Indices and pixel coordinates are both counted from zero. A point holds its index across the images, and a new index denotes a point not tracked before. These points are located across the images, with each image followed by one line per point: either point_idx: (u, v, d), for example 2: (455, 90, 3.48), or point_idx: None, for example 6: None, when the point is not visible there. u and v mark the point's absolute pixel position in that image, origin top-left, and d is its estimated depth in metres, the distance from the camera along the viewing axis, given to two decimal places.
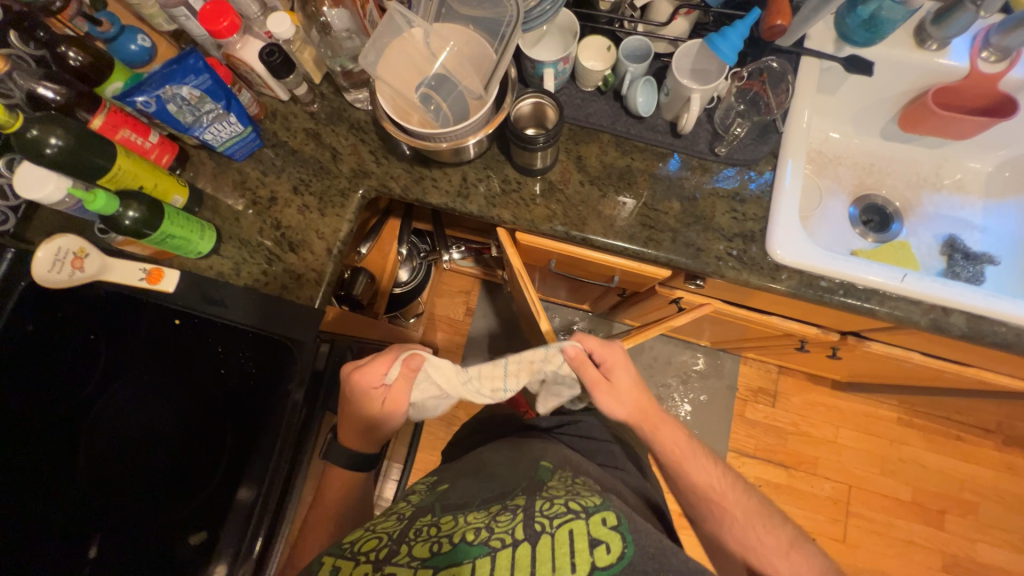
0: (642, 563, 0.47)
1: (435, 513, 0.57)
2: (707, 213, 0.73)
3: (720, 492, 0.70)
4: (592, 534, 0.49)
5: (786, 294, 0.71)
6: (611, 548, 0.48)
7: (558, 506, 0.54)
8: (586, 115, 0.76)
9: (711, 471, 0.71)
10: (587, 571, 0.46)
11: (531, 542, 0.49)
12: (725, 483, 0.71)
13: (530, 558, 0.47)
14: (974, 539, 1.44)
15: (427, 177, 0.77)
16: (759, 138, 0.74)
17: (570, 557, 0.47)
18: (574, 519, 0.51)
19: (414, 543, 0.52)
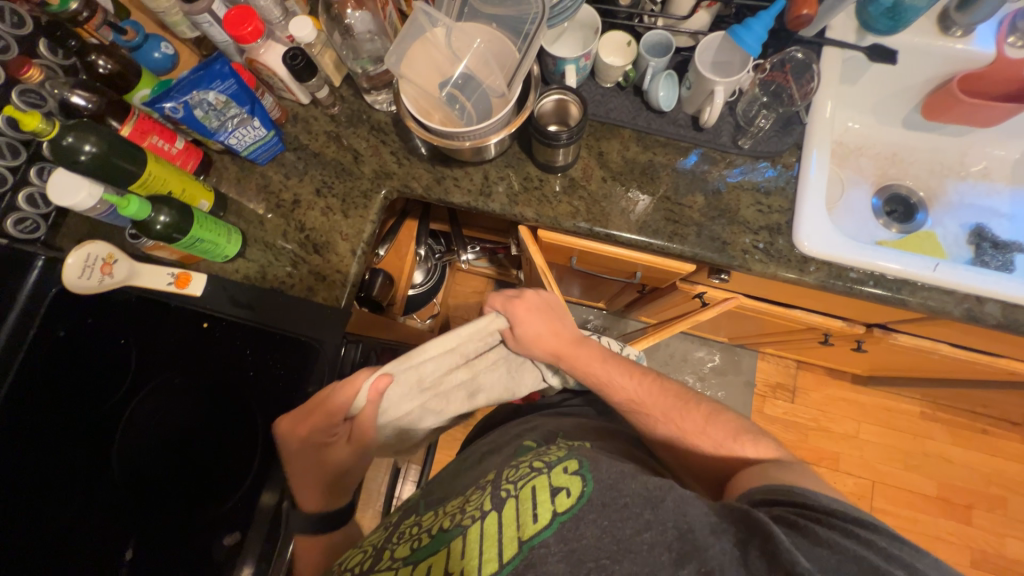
0: (600, 496, 0.47)
1: (418, 514, 0.58)
2: (732, 206, 0.72)
3: (647, 403, 0.68)
4: (552, 484, 0.49)
5: (814, 286, 0.70)
6: (570, 492, 0.48)
7: (523, 469, 0.53)
8: (607, 110, 0.76)
9: (632, 386, 0.69)
10: (550, 518, 0.46)
11: (498, 510, 0.49)
12: (650, 394, 0.69)
13: (497, 523, 0.47)
14: (1003, 534, 1.41)
15: (449, 176, 0.77)
16: (783, 130, 0.74)
17: (533, 507, 0.47)
18: (536, 476, 0.51)
19: (397, 546, 0.52)
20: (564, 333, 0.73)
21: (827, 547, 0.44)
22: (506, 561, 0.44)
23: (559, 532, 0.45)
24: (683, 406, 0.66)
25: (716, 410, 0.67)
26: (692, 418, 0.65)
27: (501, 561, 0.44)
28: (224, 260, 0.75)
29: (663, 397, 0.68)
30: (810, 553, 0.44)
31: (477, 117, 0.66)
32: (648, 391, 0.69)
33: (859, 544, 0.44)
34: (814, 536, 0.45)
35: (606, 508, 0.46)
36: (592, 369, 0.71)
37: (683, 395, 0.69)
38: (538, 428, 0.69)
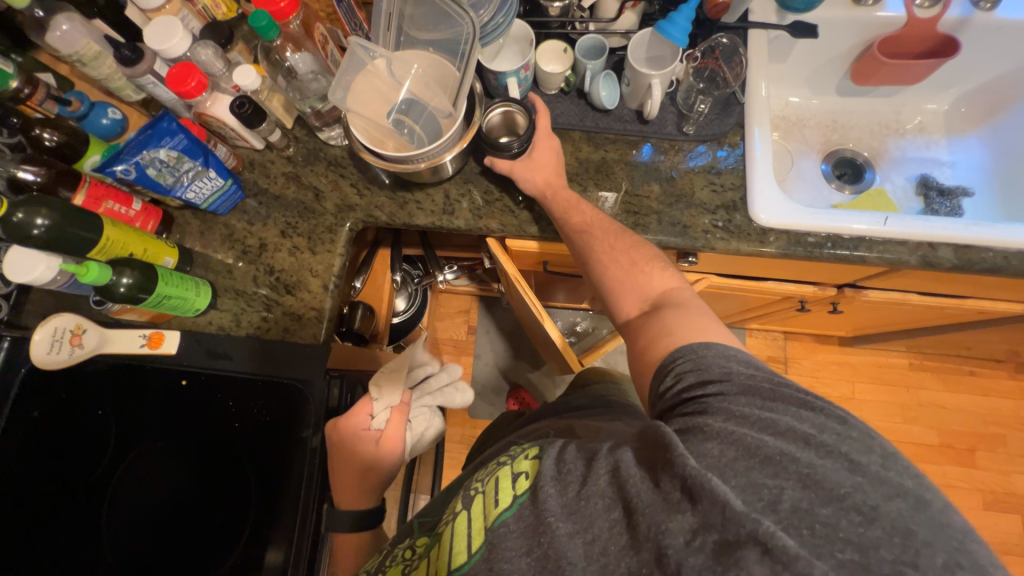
0: (552, 469, 0.48)
1: (413, 536, 0.60)
2: (687, 191, 0.74)
3: (597, 227, 0.68)
4: (514, 469, 0.51)
5: (778, 255, 0.72)
6: (530, 474, 0.49)
7: (491, 467, 0.55)
8: (554, 117, 0.78)
9: (589, 214, 0.69)
10: (510, 501, 0.47)
11: (467, 508, 0.50)
12: (601, 221, 0.69)
13: (466, 520, 0.49)
14: (1010, 471, 1.44)
15: (410, 200, 0.78)
16: (723, 111, 0.76)
17: (495, 494, 0.49)
18: (501, 467, 0.52)
19: (390, 567, 0.56)
20: (557, 172, 0.71)
21: (710, 440, 0.43)
22: (474, 551, 0.46)
23: (519, 511, 0.46)
24: (598, 227, 0.68)
25: (646, 245, 0.68)
26: (621, 239, 0.67)
27: (468, 550, 0.46)
28: (196, 314, 0.75)
29: (607, 221, 0.69)
30: (698, 451, 0.43)
31: (429, 136, 0.69)
32: (599, 218, 0.69)
33: (736, 424, 0.44)
34: (715, 435, 0.44)
35: (555, 477, 0.47)
36: (562, 194, 0.69)
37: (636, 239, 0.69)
38: (540, 429, 0.73)
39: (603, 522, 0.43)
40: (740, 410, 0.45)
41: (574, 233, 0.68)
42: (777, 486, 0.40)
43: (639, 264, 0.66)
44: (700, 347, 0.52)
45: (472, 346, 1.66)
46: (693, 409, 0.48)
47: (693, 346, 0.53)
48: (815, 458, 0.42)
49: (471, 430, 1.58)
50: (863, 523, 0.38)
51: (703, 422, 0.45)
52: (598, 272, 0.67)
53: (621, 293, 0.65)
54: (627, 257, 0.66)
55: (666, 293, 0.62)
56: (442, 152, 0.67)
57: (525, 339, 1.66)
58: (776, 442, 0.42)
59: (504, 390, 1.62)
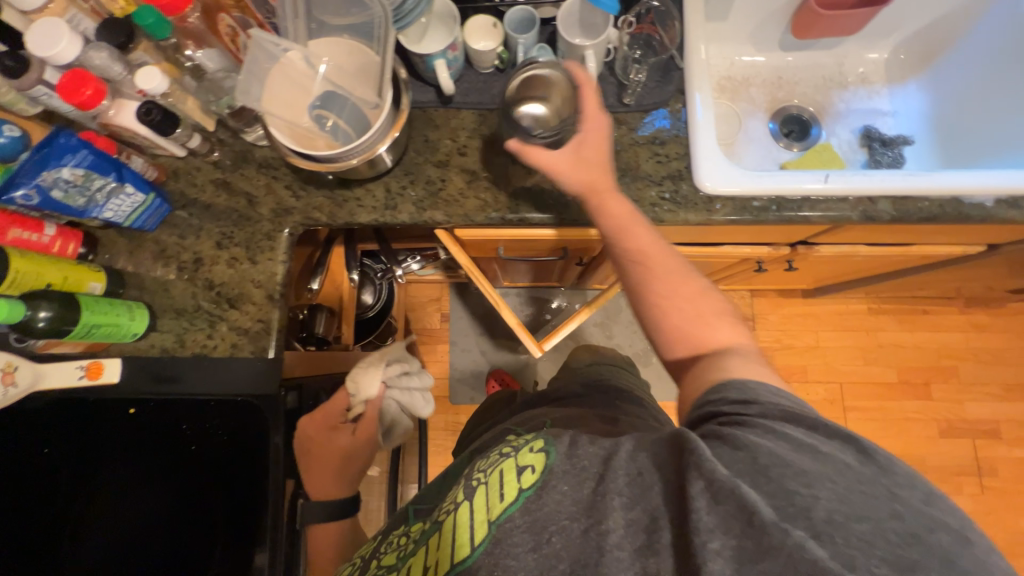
0: (561, 464, 0.49)
1: (407, 523, 0.62)
2: (632, 164, 0.73)
3: (653, 258, 0.63)
4: (519, 463, 0.51)
5: (726, 222, 0.72)
6: (535, 468, 0.49)
7: (493, 457, 0.54)
8: (492, 96, 0.75)
9: (648, 239, 0.64)
10: (516, 496, 0.48)
11: (469, 499, 0.51)
12: (658, 249, 0.64)
13: (468, 511, 0.49)
14: (961, 400, 1.55)
15: (350, 198, 0.74)
16: (663, 78, 0.74)
17: (501, 488, 0.49)
18: (504, 460, 0.52)
19: (385, 554, 0.59)
20: (604, 170, 0.66)
21: (743, 449, 0.45)
22: (477, 543, 0.47)
23: (524, 505, 0.47)
24: (647, 257, 0.63)
25: (712, 292, 0.62)
26: (688, 286, 0.61)
27: (472, 545, 0.47)
28: (136, 339, 0.71)
29: (669, 256, 0.64)
30: (728, 458, 0.45)
31: (359, 126, 0.65)
32: (657, 245, 0.64)
33: (770, 437, 0.46)
34: (745, 446, 0.45)
35: (566, 474, 0.48)
36: (609, 204, 0.64)
37: (690, 271, 0.63)
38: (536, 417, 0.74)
39: (619, 518, 0.44)
40: (786, 433, 0.46)
41: (618, 258, 0.65)
42: (810, 494, 0.41)
43: (703, 316, 0.60)
44: (758, 387, 0.50)
45: (447, 334, 1.66)
46: (730, 422, 0.49)
47: (748, 381, 0.51)
48: (852, 483, 0.42)
49: (455, 416, 1.60)
50: (883, 539, 0.39)
51: (738, 433, 0.46)
52: (652, 312, 0.62)
53: (683, 347, 0.60)
54: (692, 305, 0.60)
55: (729, 349, 0.57)
56: (377, 141, 0.64)
57: (500, 322, 1.66)
58: (813, 464, 0.43)
59: (483, 373, 1.63)
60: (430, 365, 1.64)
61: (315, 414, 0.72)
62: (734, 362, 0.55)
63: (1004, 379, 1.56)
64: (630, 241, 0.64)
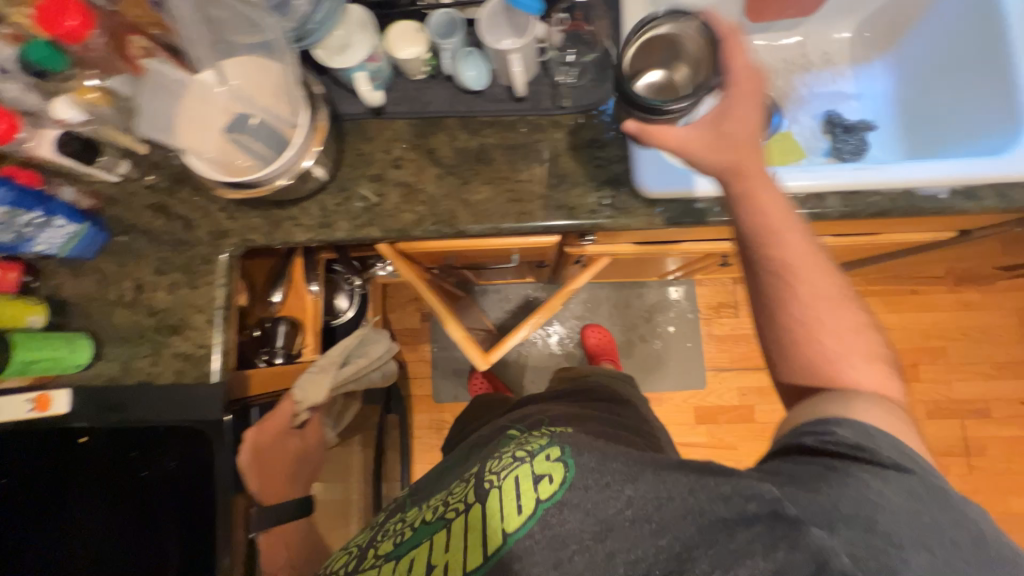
0: (580, 479, 0.56)
1: (406, 510, 0.72)
2: (570, 169, 0.70)
3: (803, 275, 0.54)
4: (536, 472, 0.59)
5: (669, 225, 0.70)
6: (551, 479, 0.57)
7: (507, 460, 0.62)
8: (424, 105, 0.72)
9: (801, 250, 0.55)
10: (535, 508, 0.56)
11: (482, 501, 0.60)
12: (813, 265, 0.55)
13: (482, 512, 0.59)
14: (949, 379, 1.52)
15: (285, 217, 0.73)
16: (600, 77, 0.71)
17: (519, 498, 0.57)
18: (519, 466, 0.60)
19: (381, 543, 0.67)
20: (754, 149, 0.56)
21: (836, 496, 0.45)
22: (496, 547, 0.56)
23: (542, 518, 0.55)
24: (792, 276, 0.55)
25: (869, 326, 0.56)
26: (844, 316, 0.54)
27: (485, 552, 0.57)
28: (80, 369, 0.71)
29: (828, 276, 0.55)
30: (799, 500, 0.46)
31: (278, 140, 0.63)
32: (812, 259, 0.55)
33: (867, 490, 0.45)
34: (828, 490, 0.46)
35: (588, 490, 0.55)
36: (766, 205, 0.55)
37: (845, 296, 0.55)
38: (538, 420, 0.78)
39: (649, 546, 0.51)
40: (885, 493, 0.45)
41: (748, 258, 0.57)
42: (903, 558, 0.42)
43: (848, 353, 0.54)
44: (878, 432, 0.49)
45: (428, 333, 1.66)
46: (831, 462, 0.48)
47: (867, 427, 0.49)
48: (942, 554, 0.43)
49: (439, 414, 1.61)
50: None
51: (843, 477, 0.46)
52: (793, 335, 0.55)
53: (811, 376, 0.55)
54: (840, 341, 0.54)
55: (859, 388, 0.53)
56: (297, 155, 0.62)
57: None
58: (908, 533, 0.44)
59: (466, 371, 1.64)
60: (413, 364, 1.65)
61: (263, 424, 0.74)
62: (876, 412, 0.51)
63: (994, 357, 1.53)
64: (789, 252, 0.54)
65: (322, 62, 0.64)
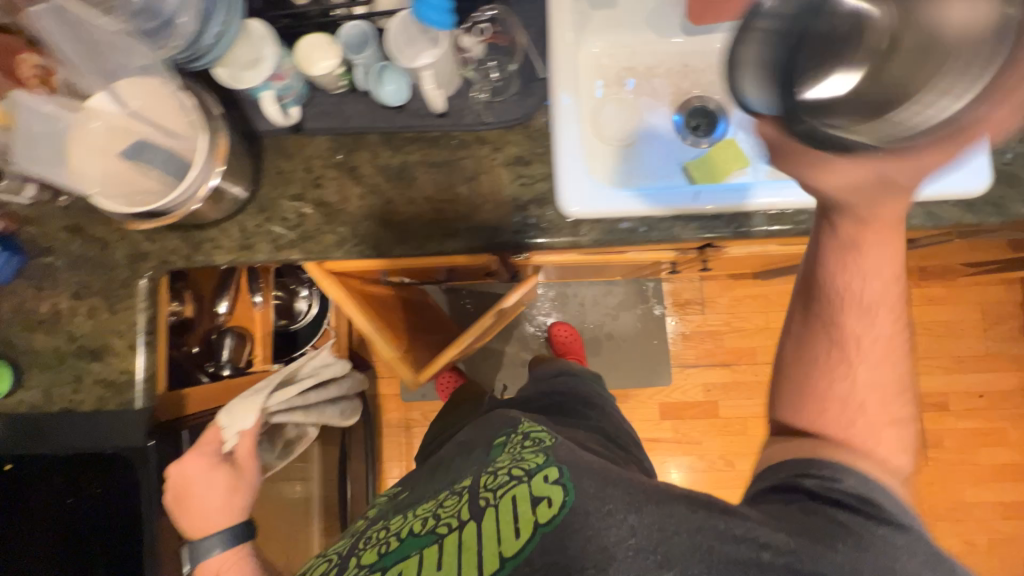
0: (581, 505, 0.51)
1: (387, 519, 0.66)
2: (494, 188, 0.68)
3: (867, 348, 0.50)
4: (534, 494, 0.54)
5: (596, 245, 0.68)
6: (550, 503, 0.52)
7: (502, 478, 0.58)
8: (343, 119, 0.69)
9: (882, 326, 0.50)
10: (534, 532, 0.51)
11: (477, 520, 0.54)
12: (887, 345, 0.50)
13: (474, 534, 0.53)
14: None
15: (205, 239, 0.71)
16: (525, 90, 0.68)
17: (513, 525, 0.53)
18: (517, 485, 0.56)
19: (363, 553, 0.59)
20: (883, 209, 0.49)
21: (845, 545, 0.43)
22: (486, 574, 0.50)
23: (542, 544, 0.50)
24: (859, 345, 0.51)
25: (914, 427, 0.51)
26: (900, 406, 0.50)
27: None
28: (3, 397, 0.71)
29: (896, 361, 0.51)
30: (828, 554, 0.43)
31: (180, 162, 0.60)
32: (888, 339, 0.50)
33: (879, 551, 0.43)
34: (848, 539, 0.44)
35: (588, 517, 0.50)
36: (870, 260, 0.48)
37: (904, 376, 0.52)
38: (505, 418, 0.76)
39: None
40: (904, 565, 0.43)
41: (823, 307, 0.52)
42: None
43: (889, 429, 0.50)
44: (880, 490, 0.47)
45: None
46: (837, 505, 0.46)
47: (880, 488, 0.47)
48: None
49: (407, 413, 1.61)
50: None
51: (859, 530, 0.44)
52: (843, 390, 0.51)
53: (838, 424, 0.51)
54: (886, 416, 0.50)
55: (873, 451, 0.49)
56: (200, 178, 0.59)
57: None
58: None
59: None
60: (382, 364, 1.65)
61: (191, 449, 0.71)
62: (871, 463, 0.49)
63: (960, 352, 1.50)
64: (851, 322, 0.50)
65: (229, 83, 0.62)
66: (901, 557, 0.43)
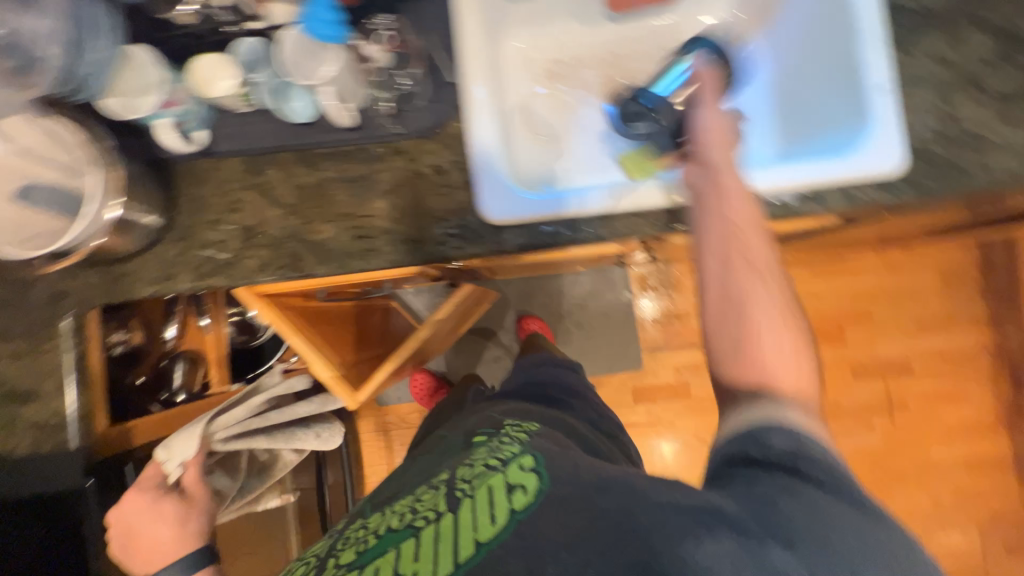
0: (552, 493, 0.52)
1: (365, 517, 0.65)
2: (413, 200, 0.67)
3: (756, 274, 0.54)
4: (510, 480, 0.55)
5: (521, 250, 0.68)
6: (525, 488, 0.54)
7: (479, 467, 0.59)
8: (254, 139, 0.67)
9: (761, 254, 0.54)
10: (508, 518, 0.52)
11: (453, 511, 0.54)
12: (770, 271, 0.54)
13: (451, 524, 0.53)
14: (875, 340, 1.52)
15: (124, 272, 0.69)
16: (436, 98, 0.67)
17: (490, 511, 0.53)
18: (492, 475, 0.57)
19: (340, 552, 0.58)
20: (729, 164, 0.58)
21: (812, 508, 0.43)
22: (461, 562, 0.50)
23: (518, 530, 0.50)
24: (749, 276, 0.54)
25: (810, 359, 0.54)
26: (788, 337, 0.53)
27: (456, 562, 0.50)
28: None
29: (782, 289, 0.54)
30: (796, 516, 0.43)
31: (81, 196, 0.58)
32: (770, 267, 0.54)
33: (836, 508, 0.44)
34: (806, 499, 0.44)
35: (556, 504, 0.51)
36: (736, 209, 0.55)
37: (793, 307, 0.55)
38: (486, 416, 0.78)
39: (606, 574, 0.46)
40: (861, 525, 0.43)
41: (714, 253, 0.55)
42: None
43: (785, 362, 0.52)
44: (812, 442, 0.47)
45: None
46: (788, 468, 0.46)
47: (800, 426, 0.48)
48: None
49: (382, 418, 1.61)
50: None
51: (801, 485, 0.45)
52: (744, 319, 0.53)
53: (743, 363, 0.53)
54: (780, 341, 0.53)
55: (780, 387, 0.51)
56: (96, 210, 0.56)
57: None
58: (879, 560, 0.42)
59: None
60: None
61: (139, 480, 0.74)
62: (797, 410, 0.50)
63: (921, 315, 1.51)
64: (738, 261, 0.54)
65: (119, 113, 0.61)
66: (857, 524, 0.44)
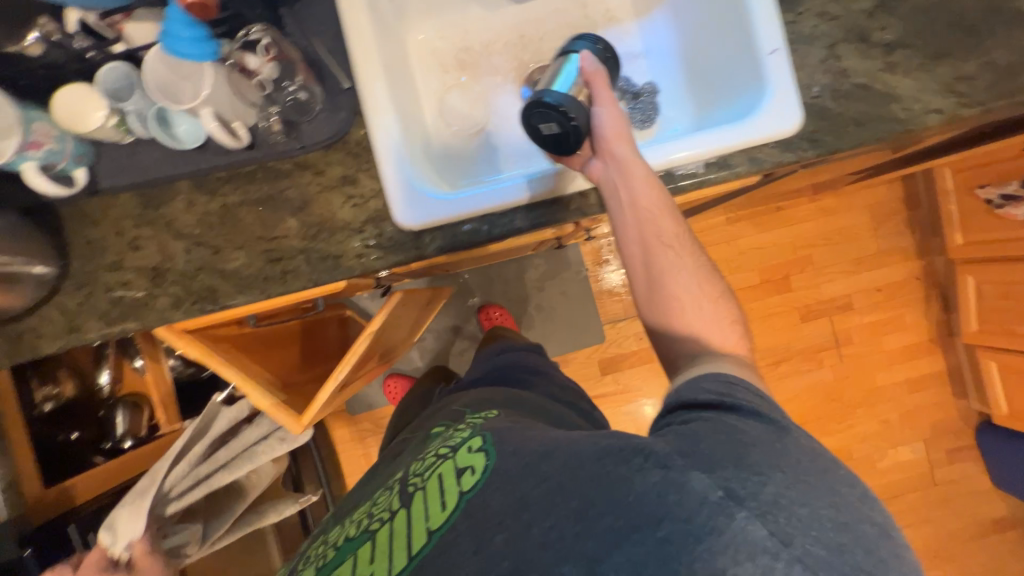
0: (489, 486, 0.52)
1: (325, 534, 0.65)
2: (325, 215, 0.65)
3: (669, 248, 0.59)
4: (459, 465, 0.56)
5: (444, 251, 0.67)
6: (472, 469, 0.54)
7: (430, 459, 0.60)
8: (143, 171, 0.63)
9: (670, 230, 0.59)
10: (457, 500, 0.52)
11: (407, 506, 0.56)
12: (680, 242, 0.59)
13: (406, 518, 0.54)
14: (818, 281, 1.59)
15: (25, 330, 0.65)
16: (334, 106, 0.65)
17: (439, 497, 0.53)
18: (443, 463, 0.58)
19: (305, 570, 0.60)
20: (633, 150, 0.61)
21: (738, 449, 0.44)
22: (414, 552, 0.51)
23: (466, 508, 0.51)
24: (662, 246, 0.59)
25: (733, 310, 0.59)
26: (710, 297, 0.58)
27: (411, 551, 0.51)
28: None
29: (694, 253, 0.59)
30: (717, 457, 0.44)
31: None
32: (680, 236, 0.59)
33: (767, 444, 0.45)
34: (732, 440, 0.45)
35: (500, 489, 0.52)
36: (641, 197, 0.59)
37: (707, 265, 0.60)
38: (446, 413, 0.77)
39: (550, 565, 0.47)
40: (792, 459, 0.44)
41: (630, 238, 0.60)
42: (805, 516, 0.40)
43: (711, 316, 0.58)
44: (734, 383, 0.51)
45: None
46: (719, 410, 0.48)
47: (731, 378, 0.51)
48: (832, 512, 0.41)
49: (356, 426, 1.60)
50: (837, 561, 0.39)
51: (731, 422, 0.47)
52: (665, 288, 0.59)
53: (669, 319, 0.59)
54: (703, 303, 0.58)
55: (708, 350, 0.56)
56: None
57: None
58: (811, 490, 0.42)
59: None
60: None
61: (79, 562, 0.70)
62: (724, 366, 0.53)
63: (857, 253, 1.59)
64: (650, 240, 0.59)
65: None
66: (790, 457, 0.44)
